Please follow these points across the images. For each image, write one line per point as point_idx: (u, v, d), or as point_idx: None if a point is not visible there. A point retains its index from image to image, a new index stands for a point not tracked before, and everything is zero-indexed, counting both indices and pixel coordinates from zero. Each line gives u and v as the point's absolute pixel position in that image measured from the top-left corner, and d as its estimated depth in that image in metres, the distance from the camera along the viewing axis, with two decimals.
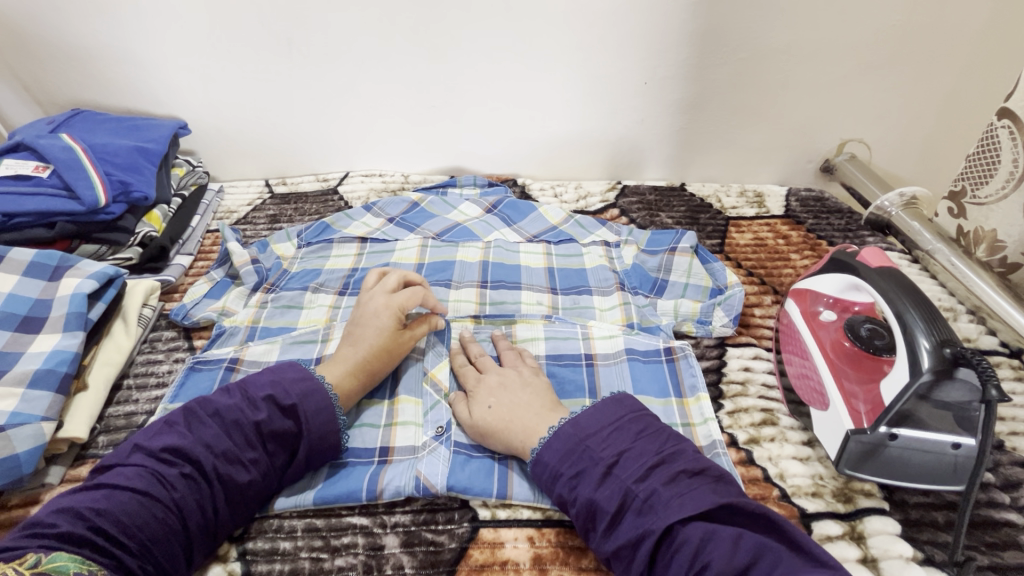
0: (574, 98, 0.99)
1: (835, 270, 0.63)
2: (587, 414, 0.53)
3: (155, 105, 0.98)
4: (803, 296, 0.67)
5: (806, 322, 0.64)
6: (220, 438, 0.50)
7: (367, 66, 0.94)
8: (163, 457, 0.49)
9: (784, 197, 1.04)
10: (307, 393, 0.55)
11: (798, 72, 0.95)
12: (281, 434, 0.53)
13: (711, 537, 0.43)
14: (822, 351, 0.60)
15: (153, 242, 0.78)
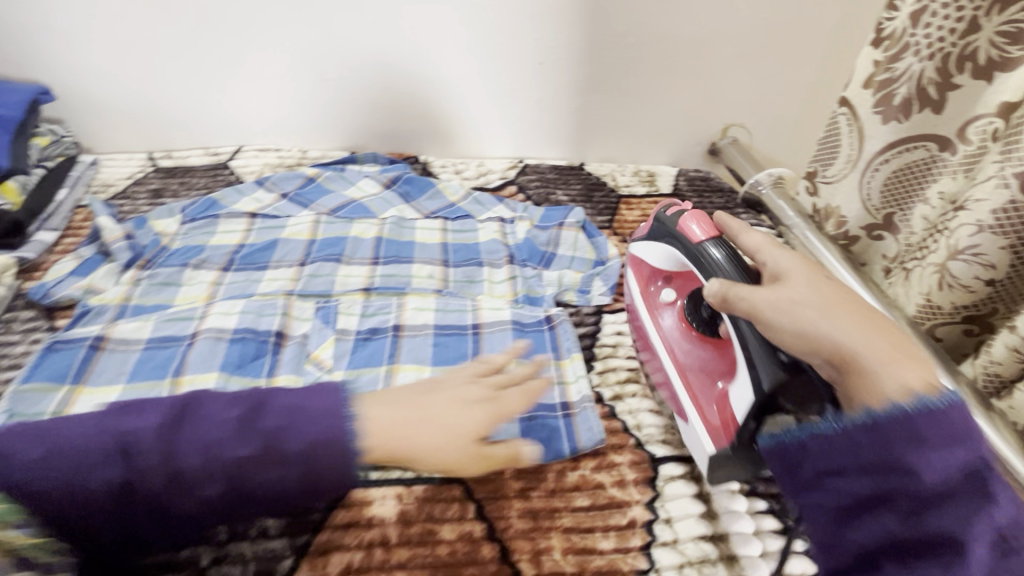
0: (471, 76, 1.00)
1: (663, 244, 0.63)
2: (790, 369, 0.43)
3: (10, 66, 0.89)
4: (643, 274, 0.69)
5: (650, 302, 0.67)
6: (199, 455, 0.38)
7: (256, 32, 0.91)
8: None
9: (674, 176, 1.12)
10: (200, 439, 0.39)
11: (680, 57, 1.02)
12: (196, 484, 0.38)
13: (890, 504, 0.36)
14: (671, 337, 0.63)
15: (5, 215, 0.72)
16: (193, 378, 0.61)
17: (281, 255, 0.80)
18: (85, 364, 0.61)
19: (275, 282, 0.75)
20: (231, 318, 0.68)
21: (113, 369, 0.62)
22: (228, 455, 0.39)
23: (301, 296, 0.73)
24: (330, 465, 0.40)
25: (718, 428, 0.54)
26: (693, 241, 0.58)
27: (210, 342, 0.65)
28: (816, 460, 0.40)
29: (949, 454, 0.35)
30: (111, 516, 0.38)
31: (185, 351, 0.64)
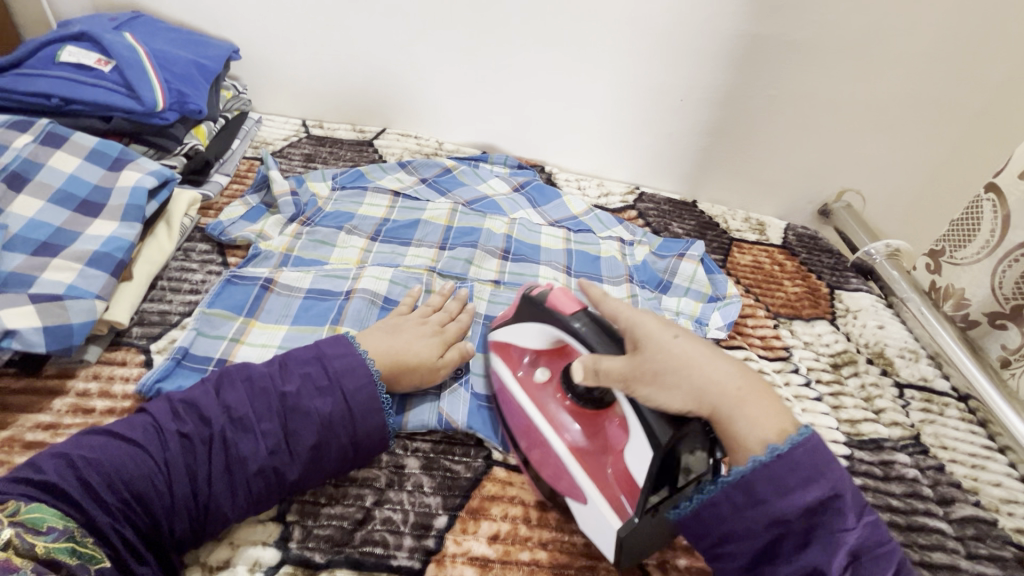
0: (612, 102, 1.03)
1: (532, 320, 0.54)
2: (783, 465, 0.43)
3: (207, 22, 0.97)
4: (510, 355, 0.59)
5: (527, 387, 0.56)
6: (241, 403, 0.50)
7: (426, 28, 0.97)
8: (178, 410, 0.49)
9: (783, 229, 1.13)
10: (310, 376, 0.53)
11: (815, 117, 1.03)
12: (314, 416, 0.51)
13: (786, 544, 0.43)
14: (557, 418, 0.53)
15: (198, 155, 0.79)
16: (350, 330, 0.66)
17: (423, 234, 0.85)
18: (258, 301, 0.67)
19: (418, 259, 0.81)
20: (382, 284, 0.73)
21: (280, 310, 0.67)
22: (274, 391, 0.51)
23: (442, 275, 0.78)
24: (370, 402, 0.53)
25: (625, 489, 0.46)
26: (565, 313, 0.51)
27: (365, 302, 0.70)
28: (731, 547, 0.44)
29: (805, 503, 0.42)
30: (263, 470, 0.48)
31: (342, 305, 0.69)
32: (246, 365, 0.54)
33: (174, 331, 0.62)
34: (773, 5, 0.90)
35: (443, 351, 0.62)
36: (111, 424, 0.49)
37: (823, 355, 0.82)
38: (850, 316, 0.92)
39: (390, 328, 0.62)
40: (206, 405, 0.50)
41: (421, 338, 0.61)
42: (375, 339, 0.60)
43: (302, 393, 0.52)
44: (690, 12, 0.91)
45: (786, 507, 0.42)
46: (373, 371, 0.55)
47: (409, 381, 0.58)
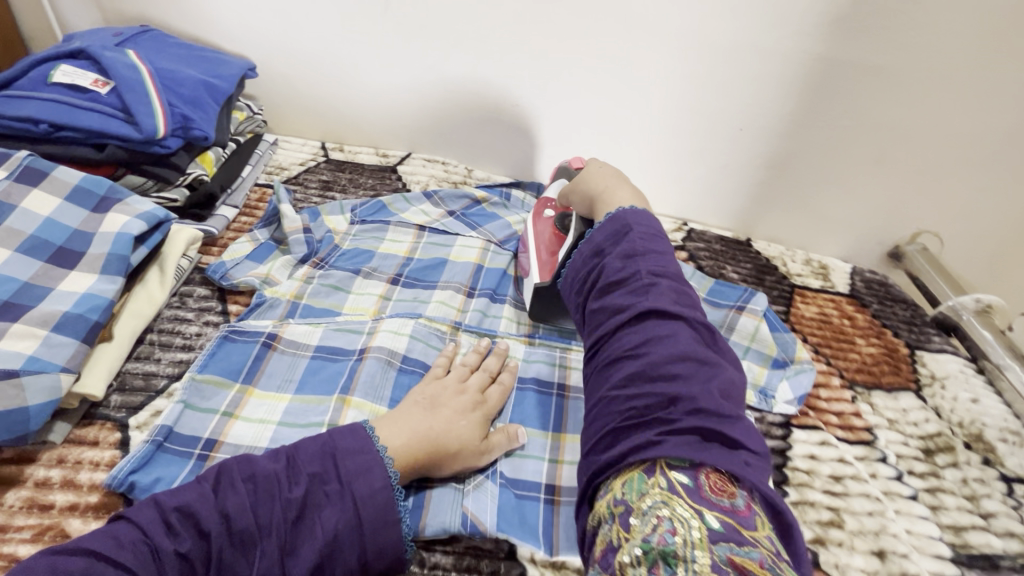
0: (661, 130, 0.92)
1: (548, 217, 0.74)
2: (667, 347, 0.45)
3: (223, 37, 0.89)
4: (541, 205, 0.77)
5: (537, 234, 0.73)
6: (244, 513, 0.40)
7: (458, 45, 0.88)
8: (171, 521, 0.39)
9: (849, 274, 0.97)
10: (321, 477, 0.43)
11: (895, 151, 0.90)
12: (327, 531, 0.41)
13: (684, 443, 0.40)
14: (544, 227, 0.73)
15: (201, 186, 0.70)
16: (362, 402, 0.56)
17: (449, 275, 0.75)
18: (258, 363, 0.58)
19: (442, 308, 0.69)
20: (401, 340, 0.63)
21: (283, 374, 0.58)
22: (280, 497, 0.41)
23: (469, 331, 0.67)
24: (387, 513, 0.43)
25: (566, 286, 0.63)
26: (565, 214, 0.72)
27: (380, 364, 0.60)
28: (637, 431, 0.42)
29: (705, 392, 0.43)
30: None
31: (354, 367, 0.59)
32: (247, 457, 0.44)
33: (158, 401, 0.53)
34: (856, 26, 0.77)
35: (485, 433, 0.53)
36: (84, 535, 0.38)
37: (912, 437, 0.70)
38: (939, 386, 0.78)
39: (424, 402, 0.53)
40: (204, 514, 0.40)
41: (462, 416, 0.53)
42: (406, 419, 0.50)
43: (311, 500, 0.42)
44: (757, 32, 0.80)
45: (690, 413, 0.41)
46: (391, 471, 0.45)
47: (450, 467, 0.50)
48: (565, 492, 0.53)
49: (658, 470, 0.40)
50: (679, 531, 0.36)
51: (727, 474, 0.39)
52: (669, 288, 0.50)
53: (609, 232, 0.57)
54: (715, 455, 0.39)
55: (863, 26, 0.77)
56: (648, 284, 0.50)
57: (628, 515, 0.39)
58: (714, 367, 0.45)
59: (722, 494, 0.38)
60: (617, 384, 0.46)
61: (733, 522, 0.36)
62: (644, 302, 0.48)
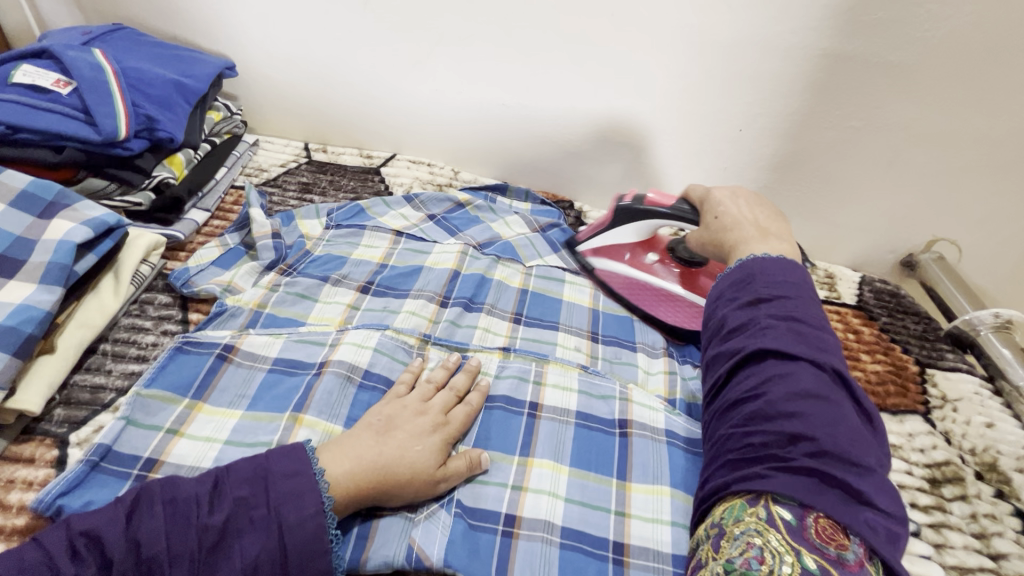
0: (655, 132, 0.87)
1: (629, 223, 0.72)
2: (781, 384, 0.46)
3: (202, 35, 0.87)
4: (611, 251, 0.76)
5: (637, 263, 0.75)
6: (157, 539, 0.38)
7: (442, 44, 0.84)
8: (76, 546, 0.37)
9: (857, 284, 0.91)
10: (245, 503, 0.40)
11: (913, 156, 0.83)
12: (243, 561, 0.39)
13: (794, 482, 0.41)
14: (658, 272, 0.74)
15: (168, 189, 0.69)
16: (315, 420, 0.53)
17: (423, 282, 0.71)
18: (210, 376, 0.55)
19: (412, 319, 0.66)
20: (364, 354, 0.60)
21: (236, 389, 0.55)
22: (198, 522, 0.39)
23: (439, 345, 0.63)
24: (315, 542, 0.40)
25: None
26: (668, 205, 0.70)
27: (338, 379, 0.56)
28: (750, 474, 0.43)
29: (863, 449, 0.43)
30: None
31: (311, 383, 0.56)
32: (170, 479, 0.41)
33: (102, 416, 0.51)
34: (863, 19, 0.72)
35: (443, 458, 0.49)
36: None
37: (916, 466, 0.65)
38: (949, 409, 0.73)
39: (374, 425, 0.49)
40: (113, 541, 0.37)
41: (417, 439, 0.49)
42: (351, 443, 0.47)
43: (232, 527, 0.39)
44: (756, 26, 0.75)
45: (799, 451, 0.42)
46: (325, 497, 0.42)
47: (397, 497, 0.47)
48: (525, 525, 0.49)
49: (761, 502, 0.42)
50: (768, 563, 0.39)
51: (842, 526, 0.40)
52: (790, 329, 0.49)
53: (734, 279, 0.56)
54: (851, 497, 0.41)
55: (871, 19, 0.72)
56: (765, 326, 0.50)
57: (720, 537, 0.43)
58: (838, 409, 0.45)
59: (830, 541, 0.39)
60: (737, 423, 0.47)
61: (834, 571, 0.38)
62: (758, 341, 0.49)
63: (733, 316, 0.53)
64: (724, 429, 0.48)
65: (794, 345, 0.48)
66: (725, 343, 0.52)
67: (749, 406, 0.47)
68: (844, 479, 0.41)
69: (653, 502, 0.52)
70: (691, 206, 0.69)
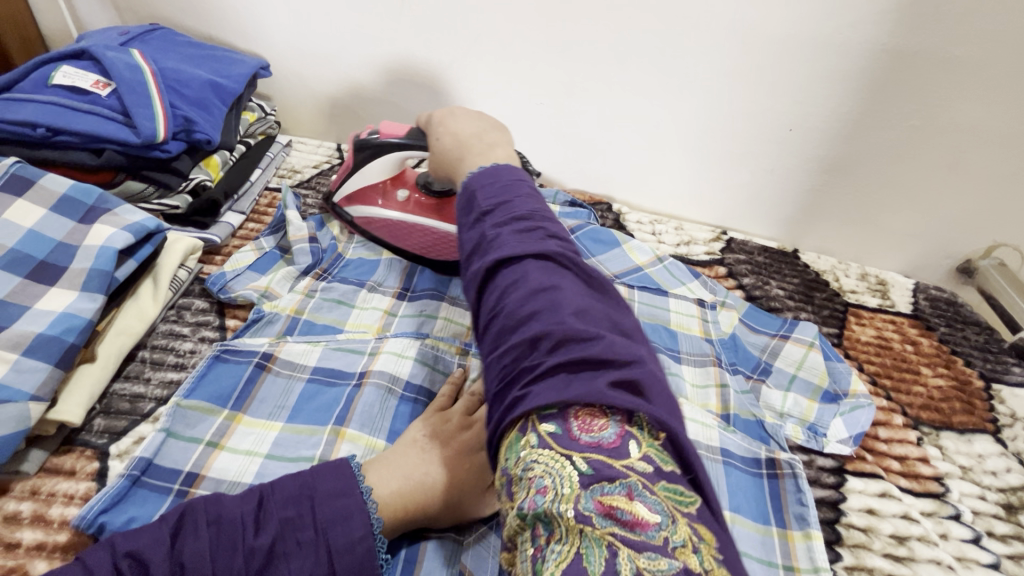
0: (698, 132, 0.82)
1: (372, 159, 0.64)
2: (518, 286, 0.33)
3: (235, 34, 0.86)
4: (363, 197, 0.69)
5: (387, 201, 0.68)
6: (202, 561, 0.36)
7: (477, 41, 0.80)
8: (120, 568, 0.35)
9: (911, 291, 0.86)
10: (290, 524, 0.38)
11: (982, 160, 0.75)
12: None
13: (549, 386, 0.29)
14: (406, 210, 0.68)
15: (205, 192, 0.67)
16: (358, 434, 0.51)
17: (458, 288, 0.68)
18: (249, 387, 0.54)
19: (450, 326, 0.64)
20: (405, 364, 0.58)
21: (275, 399, 0.53)
22: (243, 544, 0.37)
23: (479, 354, 0.60)
24: (363, 568, 0.38)
25: None
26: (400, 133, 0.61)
27: (379, 392, 0.54)
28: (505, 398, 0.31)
29: (583, 314, 0.32)
30: None
31: (352, 395, 0.54)
32: (212, 497, 0.39)
33: (142, 428, 0.49)
34: (931, 11, 0.65)
35: (492, 478, 0.47)
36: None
37: (989, 490, 0.60)
38: (1020, 428, 0.68)
39: (419, 445, 0.47)
40: (158, 562, 0.36)
41: (466, 460, 0.47)
42: (399, 463, 0.45)
43: (278, 550, 0.37)
44: (812, 19, 0.69)
45: (543, 353, 0.30)
46: (373, 518, 0.40)
47: (448, 520, 0.44)
48: None
49: (527, 426, 0.29)
50: (552, 490, 0.27)
51: (597, 407, 0.29)
52: (516, 229, 0.37)
53: (460, 207, 0.42)
54: (606, 368, 0.30)
55: (942, 12, 0.65)
56: (493, 238, 0.36)
57: (510, 484, 0.29)
58: (569, 293, 0.33)
59: (594, 428, 0.28)
60: (491, 348, 0.34)
61: (606, 458, 0.28)
62: (494, 254, 0.35)
63: (466, 239, 0.39)
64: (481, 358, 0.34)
65: (518, 244, 0.35)
66: (463, 271, 0.38)
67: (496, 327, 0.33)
68: (590, 357, 0.30)
69: None
70: (420, 130, 0.60)
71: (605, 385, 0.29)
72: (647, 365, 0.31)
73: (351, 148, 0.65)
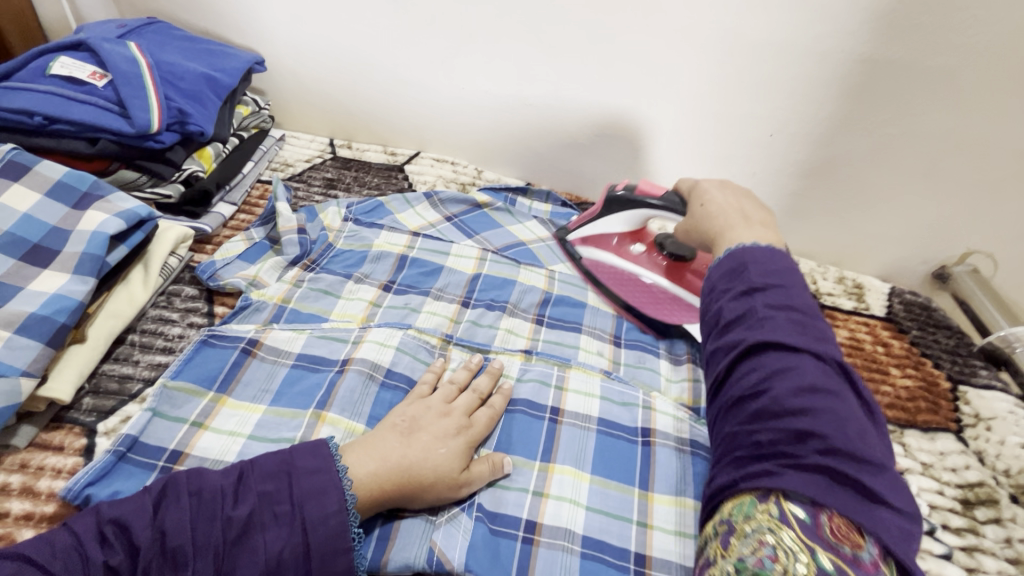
0: (682, 136, 0.84)
1: (625, 211, 0.71)
2: (785, 379, 0.41)
3: (232, 29, 0.88)
4: (596, 240, 0.76)
5: (622, 253, 0.75)
6: (182, 529, 0.38)
7: (469, 42, 0.82)
8: (105, 533, 0.38)
9: (886, 295, 0.88)
10: (268, 496, 0.40)
11: (954, 168, 0.78)
12: (265, 555, 0.38)
13: (798, 477, 0.37)
14: (641, 262, 0.74)
15: (197, 183, 0.69)
16: (337, 418, 0.53)
17: (444, 282, 0.71)
18: (234, 370, 0.56)
19: (433, 319, 0.66)
20: (386, 353, 0.60)
21: (260, 383, 0.55)
22: (222, 514, 0.39)
23: (461, 346, 0.63)
24: (337, 540, 0.40)
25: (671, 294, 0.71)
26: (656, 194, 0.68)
27: (360, 378, 0.56)
28: (753, 475, 0.39)
29: (873, 440, 0.39)
30: None
31: (334, 380, 0.56)
32: (195, 469, 0.42)
33: (129, 407, 0.51)
34: (905, 23, 0.68)
35: (466, 462, 0.49)
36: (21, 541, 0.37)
37: (948, 486, 0.63)
38: (983, 428, 0.70)
39: (397, 428, 0.49)
40: (140, 528, 0.38)
41: (442, 443, 0.49)
42: (376, 442, 0.47)
43: (255, 520, 0.39)
44: (792, 29, 0.71)
45: (806, 450, 0.38)
46: (347, 494, 0.42)
47: (422, 500, 0.47)
48: (546, 532, 0.49)
49: (771, 499, 0.38)
50: (781, 560, 0.36)
51: (855, 523, 0.36)
52: (790, 321, 0.43)
53: (724, 269, 0.50)
54: (867, 482, 0.37)
55: (914, 23, 0.68)
56: (763, 318, 0.44)
57: (731, 534, 0.40)
58: (842, 403, 0.40)
59: (845, 540, 0.36)
60: (740, 422, 0.42)
61: (848, 568, 0.35)
62: (757, 332, 0.43)
63: (728, 308, 0.46)
64: (727, 427, 0.43)
65: (792, 335, 0.42)
66: (716, 340, 0.46)
67: (754, 405, 0.42)
68: (861, 477, 0.37)
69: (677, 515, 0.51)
70: (677, 195, 0.67)
71: (875, 510, 0.37)
72: (911, 514, 0.38)
73: (601, 199, 0.73)
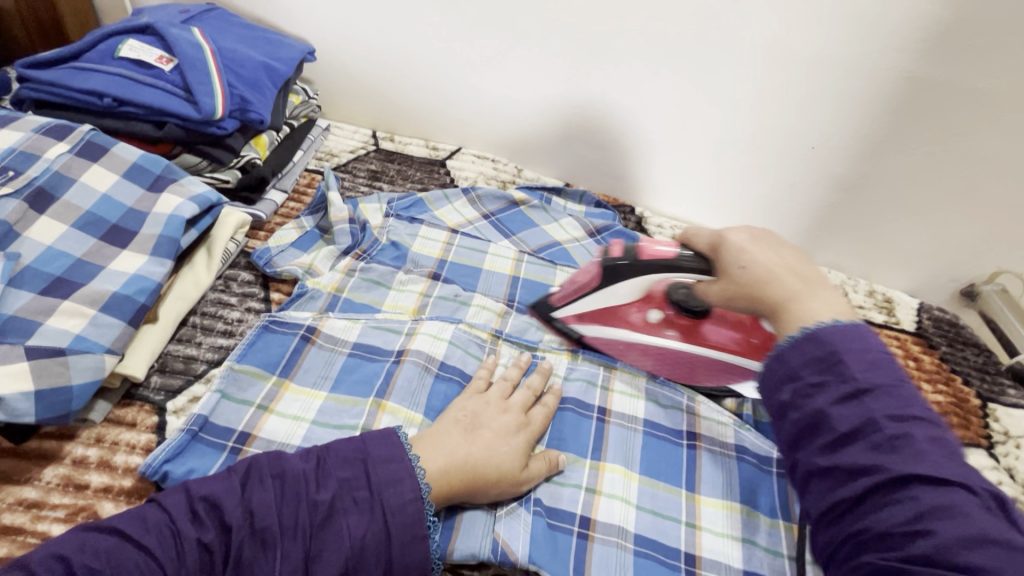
0: (724, 145, 0.85)
1: (622, 276, 0.60)
2: (922, 499, 0.31)
3: (282, 17, 0.88)
4: (599, 316, 0.64)
5: (630, 320, 0.64)
6: (268, 509, 0.39)
7: (518, 41, 0.83)
8: (195, 510, 0.39)
9: (916, 310, 0.89)
10: (347, 482, 0.42)
11: (995, 189, 0.78)
12: (347, 538, 0.40)
13: None
14: (658, 329, 0.63)
15: (254, 169, 0.70)
16: (397, 407, 0.54)
17: (486, 285, 0.71)
18: (295, 356, 0.57)
19: (483, 313, 0.67)
20: (440, 345, 0.60)
21: (319, 370, 0.56)
22: (306, 497, 0.40)
23: (510, 341, 0.64)
24: (414, 527, 0.41)
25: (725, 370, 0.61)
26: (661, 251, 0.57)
27: (416, 370, 0.57)
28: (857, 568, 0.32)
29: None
30: None
31: (390, 370, 0.57)
32: (273, 452, 0.43)
33: (196, 388, 0.52)
34: (957, 44, 0.68)
35: (527, 461, 0.50)
36: (114, 515, 0.39)
37: None
38: (1012, 446, 0.72)
39: (461, 425, 0.50)
40: (229, 507, 0.39)
41: (505, 443, 0.50)
42: (445, 440, 0.48)
43: (338, 504, 0.40)
44: (841, 43, 0.71)
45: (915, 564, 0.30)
46: (422, 482, 0.43)
47: (485, 496, 0.47)
48: (600, 528, 0.50)
49: None
50: None
51: None
52: (925, 434, 0.33)
53: (808, 356, 0.37)
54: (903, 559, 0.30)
55: (966, 44, 0.68)
56: (885, 432, 0.33)
57: None
58: (973, 523, 0.30)
59: None
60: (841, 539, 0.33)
61: None
62: (891, 459, 0.32)
63: (834, 414, 0.35)
64: (827, 528, 0.35)
65: (924, 445, 0.32)
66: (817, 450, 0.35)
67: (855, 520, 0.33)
68: None
69: (724, 518, 0.52)
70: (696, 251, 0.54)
71: None
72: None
73: (596, 269, 0.61)
